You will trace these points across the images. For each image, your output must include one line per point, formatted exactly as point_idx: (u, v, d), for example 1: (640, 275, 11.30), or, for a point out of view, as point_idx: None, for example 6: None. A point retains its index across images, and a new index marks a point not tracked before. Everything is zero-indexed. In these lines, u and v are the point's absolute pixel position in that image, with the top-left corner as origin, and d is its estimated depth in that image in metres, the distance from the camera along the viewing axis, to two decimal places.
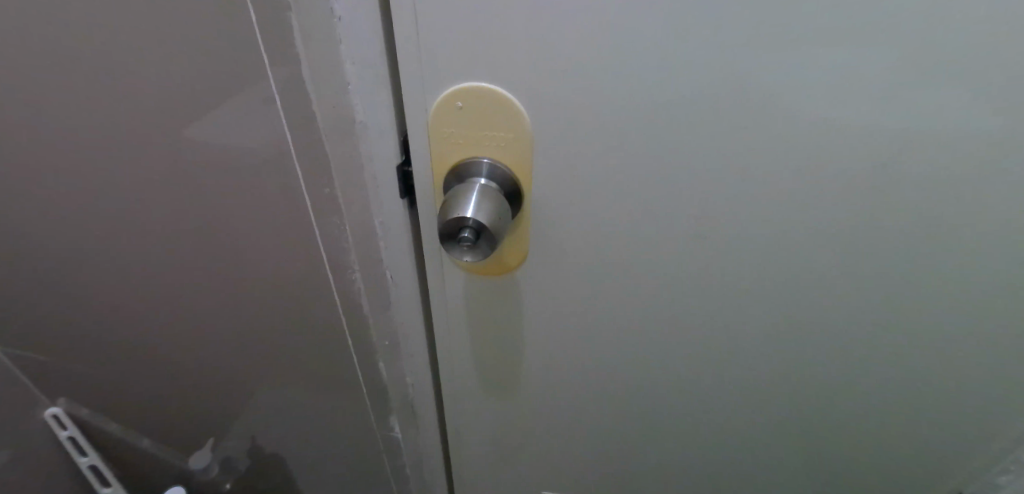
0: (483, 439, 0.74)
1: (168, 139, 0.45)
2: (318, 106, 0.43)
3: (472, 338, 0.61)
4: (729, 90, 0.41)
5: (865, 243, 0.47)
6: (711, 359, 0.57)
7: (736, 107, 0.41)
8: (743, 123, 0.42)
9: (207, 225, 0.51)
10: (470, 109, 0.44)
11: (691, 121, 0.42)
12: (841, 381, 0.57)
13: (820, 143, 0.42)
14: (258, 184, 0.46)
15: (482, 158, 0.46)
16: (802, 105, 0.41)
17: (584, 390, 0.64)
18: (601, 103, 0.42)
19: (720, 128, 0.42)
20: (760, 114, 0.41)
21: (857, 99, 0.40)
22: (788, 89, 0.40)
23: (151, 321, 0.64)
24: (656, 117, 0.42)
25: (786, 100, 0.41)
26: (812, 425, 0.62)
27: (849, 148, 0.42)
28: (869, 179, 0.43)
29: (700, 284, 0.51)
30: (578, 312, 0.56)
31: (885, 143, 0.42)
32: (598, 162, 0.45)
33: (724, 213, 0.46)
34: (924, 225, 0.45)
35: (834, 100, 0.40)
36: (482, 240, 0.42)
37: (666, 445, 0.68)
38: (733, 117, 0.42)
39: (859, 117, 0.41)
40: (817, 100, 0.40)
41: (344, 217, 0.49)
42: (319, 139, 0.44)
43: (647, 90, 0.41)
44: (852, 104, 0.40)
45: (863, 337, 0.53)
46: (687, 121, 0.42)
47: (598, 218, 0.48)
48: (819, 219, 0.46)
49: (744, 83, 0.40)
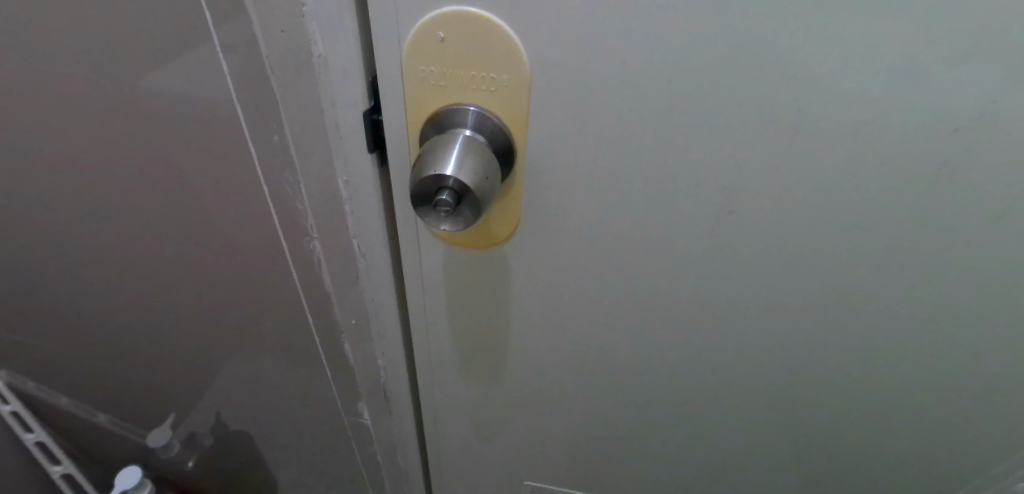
0: (463, 424, 0.69)
1: (103, 71, 0.39)
2: (262, 33, 0.36)
3: (452, 315, 0.55)
4: (774, 35, 0.34)
5: (913, 222, 0.41)
6: (715, 344, 0.52)
7: (782, 54, 0.35)
8: (793, 72, 0.35)
9: (154, 177, 0.44)
10: (454, 42, 0.37)
11: (730, 69, 0.36)
12: (862, 374, 0.52)
13: (880, 100, 0.36)
14: (204, 128, 0.40)
15: (468, 107, 0.39)
16: (849, 61, 0.35)
17: (578, 375, 0.59)
18: (620, 42, 0.36)
19: (766, 78, 0.36)
20: (802, 69, 0.35)
21: (926, 48, 0.34)
22: (834, 39, 0.34)
23: (94, 287, 0.58)
24: (689, 61, 0.36)
25: (832, 54, 0.34)
26: (818, 418, 0.57)
27: (905, 112, 0.36)
28: (929, 146, 0.37)
29: (717, 264, 0.46)
30: (573, 290, 0.50)
31: (942, 109, 0.36)
32: (612, 116, 0.39)
33: (752, 185, 0.40)
34: (984, 205, 0.39)
35: (886, 57, 0.34)
36: (464, 205, 0.36)
37: (660, 433, 0.63)
38: (783, 63, 0.35)
39: (914, 77, 0.35)
40: (868, 54, 0.34)
41: (299, 172, 0.42)
42: (265, 75, 0.37)
43: (682, 28, 0.35)
44: (921, 53, 0.34)
45: (894, 327, 0.48)
46: (724, 70, 0.36)
47: (601, 184, 0.42)
48: (853, 196, 0.40)
49: (782, 30, 0.34)
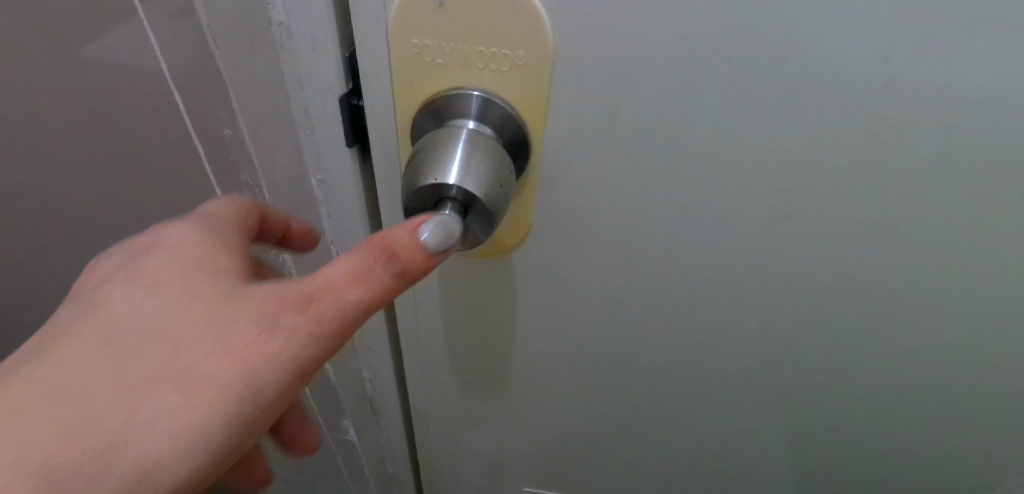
0: (459, 433, 0.64)
1: (44, 53, 0.33)
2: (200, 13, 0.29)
3: (450, 322, 0.50)
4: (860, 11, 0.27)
5: (1004, 230, 0.35)
6: (741, 360, 0.47)
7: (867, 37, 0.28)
8: (888, 53, 0.28)
9: (110, 168, 0.39)
10: (456, 7, 0.30)
11: (803, 49, 0.29)
12: (910, 391, 0.47)
13: (979, 96, 0.29)
14: (157, 117, 0.35)
15: (471, 90, 0.33)
16: (949, 48, 0.28)
17: (586, 386, 0.53)
18: (664, 11, 0.28)
19: (848, 63, 0.29)
20: (887, 55, 0.28)
21: None
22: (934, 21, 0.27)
23: (50, 292, 0.52)
24: (749, 32, 0.28)
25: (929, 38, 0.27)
26: (846, 433, 0.52)
27: (1005, 113, 0.29)
28: None
29: (759, 273, 0.40)
30: (586, 300, 0.44)
31: None
32: (648, 103, 0.32)
33: (816, 184, 0.34)
34: None
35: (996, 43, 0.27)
36: (471, 218, 0.31)
37: (671, 445, 0.58)
38: (871, 35, 0.28)
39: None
40: (973, 42, 0.27)
41: (258, 177, 0.36)
42: (210, 66, 0.31)
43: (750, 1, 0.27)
44: None
45: (952, 348, 0.42)
46: (794, 49, 0.29)
47: (626, 187, 0.36)
48: (923, 207, 0.34)
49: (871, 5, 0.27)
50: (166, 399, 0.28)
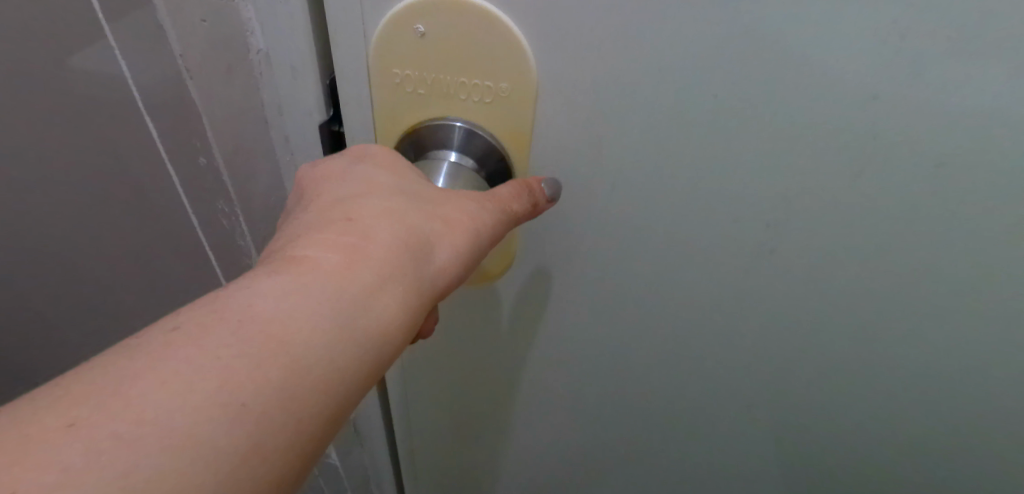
0: (443, 458, 0.62)
1: None
2: None
3: (434, 347, 0.49)
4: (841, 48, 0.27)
5: (999, 282, 0.33)
6: (727, 400, 0.45)
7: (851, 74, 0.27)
8: (876, 90, 0.27)
9: None
10: (437, 38, 0.30)
11: (786, 83, 0.28)
12: (904, 447, 0.44)
13: (967, 140, 0.28)
14: None
15: (454, 121, 0.33)
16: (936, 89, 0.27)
17: (569, 416, 0.52)
18: (644, 43, 0.28)
19: (831, 100, 0.28)
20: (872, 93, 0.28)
21: None
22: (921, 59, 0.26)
23: None
24: (731, 55, 0.28)
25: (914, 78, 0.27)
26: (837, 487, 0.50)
27: (996, 158, 0.28)
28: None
29: (744, 310, 0.38)
30: (569, 327, 0.44)
31: None
32: (631, 132, 0.31)
33: (805, 219, 0.33)
34: None
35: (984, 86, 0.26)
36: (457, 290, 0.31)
37: (655, 484, 0.56)
38: (857, 67, 0.27)
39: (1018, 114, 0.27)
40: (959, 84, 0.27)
41: None
42: None
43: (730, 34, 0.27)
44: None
45: (946, 404, 0.40)
46: (778, 82, 0.28)
47: (609, 215, 0.36)
48: (912, 251, 0.33)
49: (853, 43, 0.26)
50: (456, 215, 0.29)
